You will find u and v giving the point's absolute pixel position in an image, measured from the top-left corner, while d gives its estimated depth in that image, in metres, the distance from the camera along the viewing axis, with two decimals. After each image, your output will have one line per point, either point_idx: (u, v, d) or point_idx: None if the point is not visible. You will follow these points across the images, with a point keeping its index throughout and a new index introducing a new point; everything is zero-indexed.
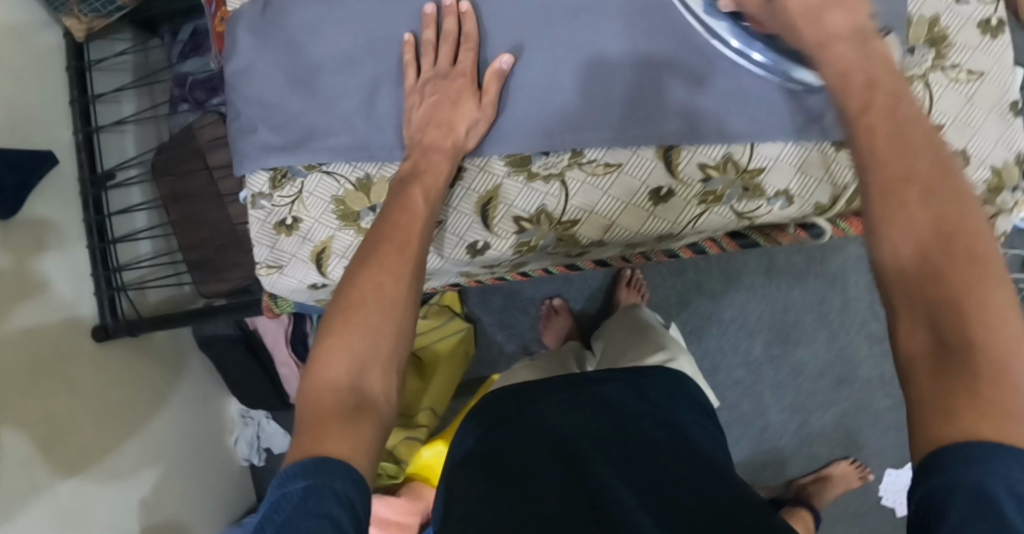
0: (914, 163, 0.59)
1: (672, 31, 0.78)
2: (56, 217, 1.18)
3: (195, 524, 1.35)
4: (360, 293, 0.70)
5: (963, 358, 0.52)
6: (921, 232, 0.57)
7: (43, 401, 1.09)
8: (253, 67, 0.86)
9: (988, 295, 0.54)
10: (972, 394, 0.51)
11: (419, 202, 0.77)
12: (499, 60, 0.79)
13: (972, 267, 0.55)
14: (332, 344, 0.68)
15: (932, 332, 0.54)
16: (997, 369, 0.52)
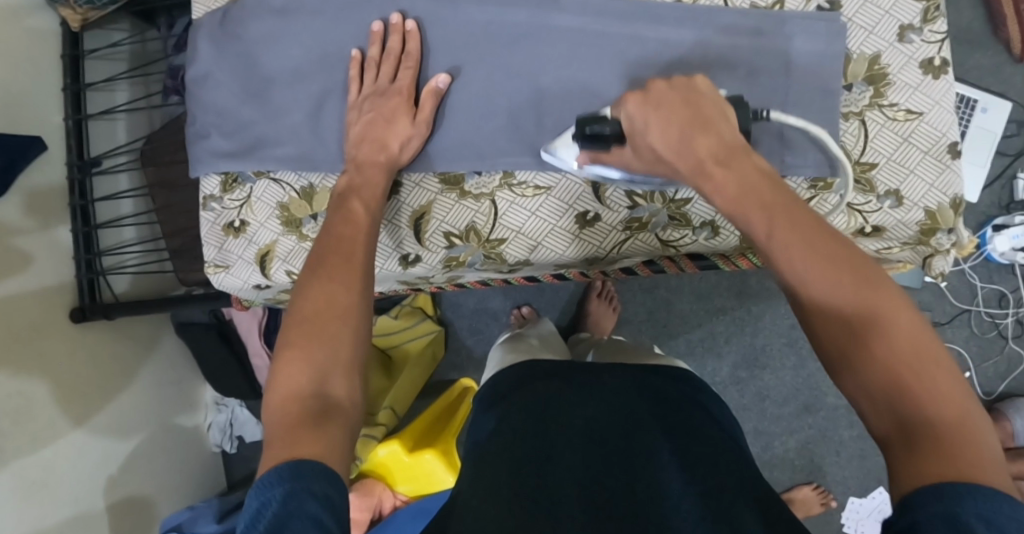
0: (836, 281, 0.63)
1: (602, 62, 0.85)
2: (42, 200, 1.24)
3: (161, 501, 1.40)
4: (313, 305, 0.72)
5: (919, 426, 0.58)
6: (852, 342, 0.62)
7: (17, 373, 1.15)
8: (211, 76, 0.92)
9: (935, 386, 0.59)
10: (944, 455, 0.56)
11: (361, 212, 0.81)
12: (437, 79, 0.85)
13: (914, 360, 0.60)
14: (292, 354, 0.69)
15: (889, 414, 0.60)
16: (958, 427, 0.58)
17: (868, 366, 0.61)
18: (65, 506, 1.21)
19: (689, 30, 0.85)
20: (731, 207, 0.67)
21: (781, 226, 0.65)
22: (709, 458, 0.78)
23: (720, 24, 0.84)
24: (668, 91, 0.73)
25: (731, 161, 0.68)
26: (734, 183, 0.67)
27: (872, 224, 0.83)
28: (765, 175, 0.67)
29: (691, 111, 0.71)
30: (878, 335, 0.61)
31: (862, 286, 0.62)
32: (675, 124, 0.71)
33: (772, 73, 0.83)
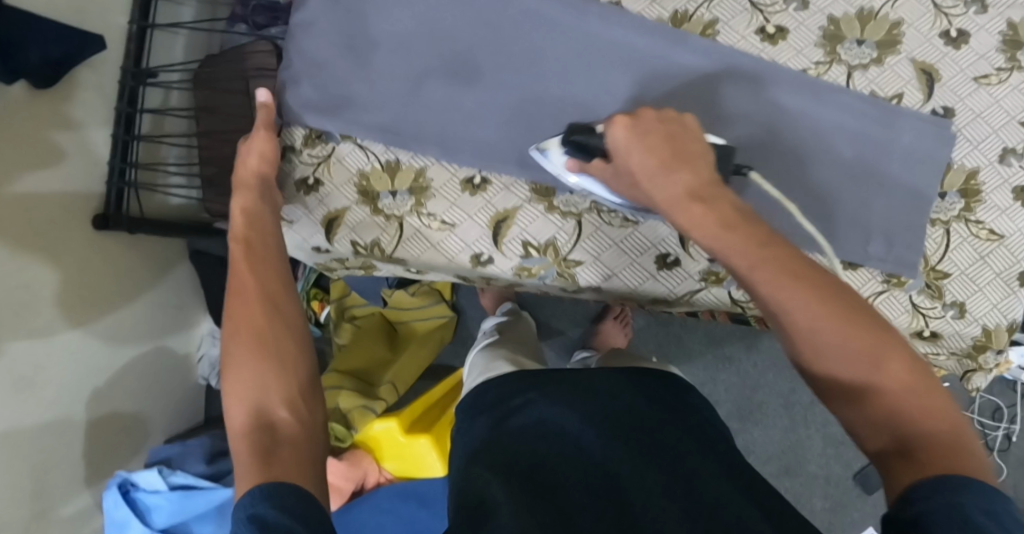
0: (822, 319, 0.64)
1: (716, 109, 0.83)
2: (89, 101, 1.20)
3: (136, 422, 1.39)
4: (242, 353, 0.71)
5: (913, 437, 0.61)
6: (840, 365, 0.64)
7: (27, 267, 1.12)
8: (315, 23, 0.87)
9: (922, 406, 0.62)
10: (933, 456, 0.60)
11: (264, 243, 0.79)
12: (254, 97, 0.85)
13: (905, 393, 0.62)
14: (231, 400, 0.69)
15: (884, 433, 0.63)
16: (942, 431, 0.61)
17: (866, 408, 0.64)
18: (45, 409, 1.19)
19: (807, 101, 0.83)
20: (710, 245, 0.68)
21: (767, 267, 0.65)
22: (679, 435, 0.81)
23: (832, 104, 0.83)
24: (655, 123, 0.74)
25: (709, 199, 0.69)
26: (716, 223, 0.68)
27: (930, 330, 0.83)
28: (739, 212, 0.69)
29: (674, 147, 0.72)
30: (874, 380, 0.63)
31: (850, 317, 0.64)
32: (657, 155, 0.72)
33: (870, 165, 0.83)
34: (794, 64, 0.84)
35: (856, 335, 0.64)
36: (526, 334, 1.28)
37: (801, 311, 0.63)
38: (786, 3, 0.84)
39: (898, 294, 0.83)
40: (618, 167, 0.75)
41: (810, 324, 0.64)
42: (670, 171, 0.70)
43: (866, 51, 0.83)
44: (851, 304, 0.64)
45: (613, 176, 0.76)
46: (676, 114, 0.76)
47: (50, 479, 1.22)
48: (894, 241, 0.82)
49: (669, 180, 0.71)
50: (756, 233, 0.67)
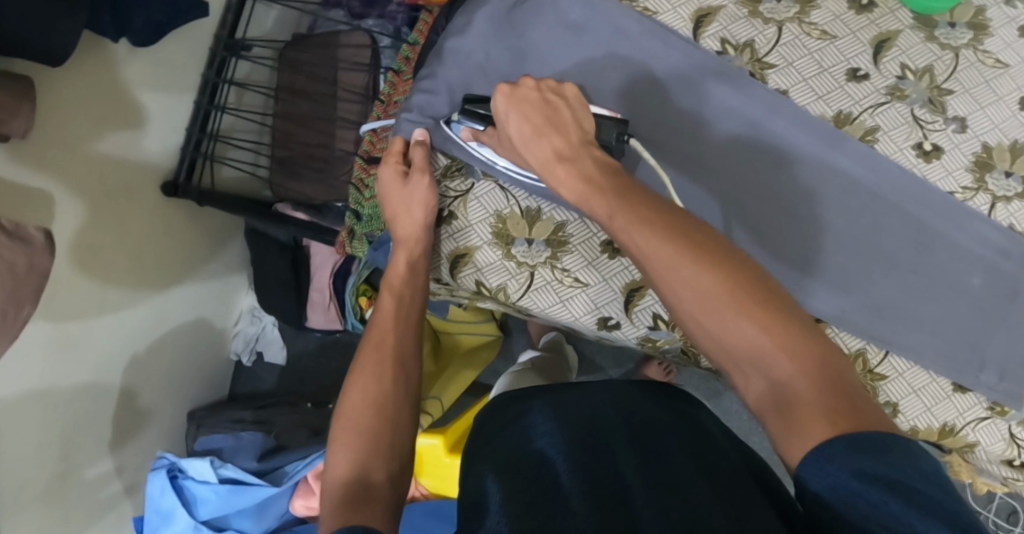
0: (701, 285, 0.63)
1: (858, 217, 0.85)
2: (179, 64, 1.16)
3: (165, 396, 1.34)
4: (357, 408, 0.73)
5: (790, 391, 0.60)
6: (727, 319, 0.62)
7: (90, 222, 1.07)
8: (474, 58, 0.89)
9: (787, 348, 0.61)
10: (819, 414, 0.58)
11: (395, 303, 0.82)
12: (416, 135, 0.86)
13: (769, 341, 0.61)
14: (336, 450, 0.69)
15: (768, 392, 0.61)
16: (827, 387, 0.59)
17: (735, 361, 0.63)
18: (85, 371, 1.14)
19: (947, 223, 0.85)
20: (578, 199, 0.71)
21: (630, 223, 0.66)
22: (680, 436, 0.75)
23: (971, 233, 0.85)
24: (533, 91, 0.77)
25: (573, 158, 0.73)
26: (574, 178, 0.72)
27: (1020, 459, 0.85)
28: (604, 169, 0.72)
29: (548, 114, 0.76)
30: (736, 334, 0.62)
31: (702, 254, 0.63)
32: (531, 121, 0.76)
33: (997, 298, 0.85)
34: (943, 185, 0.85)
35: (719, 276, 0.62)
36: (557, 376, 1.25)
37: (658, 253, 0.63)
38: (945, 123, 0.85)
39: (1000, 422, 0.85)
40: (498, 133, 0.78)
41: (666, 268, 0.64)
42: (537, 135, 0.74)
43: (1012, 184, 0.85)
44: (703, 243, 0.64)
45: (496, 142, 0.80)
46: (557, 85, 0.79)
47: (81, 443, 1.16)
48: (1008, 374, 0.85)
49: (537, 143, 0.75)
50: (619, 188, 0.69)
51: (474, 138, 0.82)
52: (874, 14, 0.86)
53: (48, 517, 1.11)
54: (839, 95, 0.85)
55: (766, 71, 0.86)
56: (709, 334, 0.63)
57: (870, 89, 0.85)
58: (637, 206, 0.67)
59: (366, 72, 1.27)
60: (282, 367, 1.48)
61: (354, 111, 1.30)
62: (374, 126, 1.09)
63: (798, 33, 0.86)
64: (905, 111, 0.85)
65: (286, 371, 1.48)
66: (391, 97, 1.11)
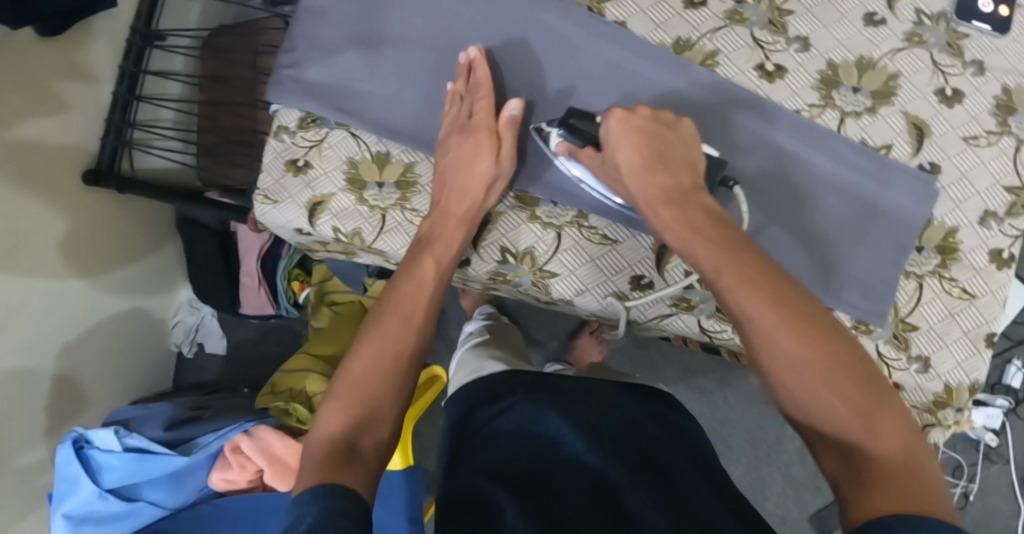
0: (812, 352, 0.64)
1: (721, 140, 0.82)
2: (96, 58, 1.22)
3: (106, 385, 1.37)
4: (364, 363, 0.75)
5: (864, 463, 0.62)
6: (819, 384, 0.64)
7: (13, 207, 1.12)
8: (328, 11, 0.89)
9: (871, 424, 0.63)
10: (887, 485, 0.60)
11: (429, 274, 0.81)
12: (509, 107, 0.82)
13: (856, 419, 0.63)
14: (333, 403, 0.72)
15: (841, 457, 0.64)
16: (904, 469, 0.61)
17: (817, 430, 0.65)
18: (16, 355, 1.16)
19: (803, 144, 0.83)
20: (679, 242, 0.72)
21: (735, 280, 0.67)
22: (693, 475, 0.78)
23: (827, 152, 0.83)
24: (647, 120, 0.77)
25: (681, 202, 0.73)
26: (682, 220, 0.72)
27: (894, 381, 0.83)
28: (710, 216, 0.72)
29: (659, 149, 0.76)
30: (819, 401, 0.64)
31: (806, 324, 0.65)
32: (642, 153, 0.75)
33: (856, 216, 0.83)
34: (789, 104, 0.84)
35: (817, 347, 0.65)
36: (515, 339, 1.18)
37: (761, 314, 0.65)
38: (787, 43, 0.85)
39: (865, 341, 0.83)
40: (604, 157, 0.77)
41: (763, 333, 0.66)
42: (651, 170, 0.75)
43: (861, 99, 0.84)
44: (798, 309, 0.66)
45: (597, 164, 0.78)
46: (672, 117, 0.78)
47: (7, 427, 1.17)
48: (872, 294, 0.82)
49: (649, 178, 0.75)
50: (727, 239, 0.70)
51: (566, 155, 0.81)
52: None
53: None
54: (677, 23, 0.86)
55: (602, 4, 0.87)
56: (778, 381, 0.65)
57: (708, 15, 0.85)
58: (745, 263, 0.68)
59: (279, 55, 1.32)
60: (223, 357, 1.53)
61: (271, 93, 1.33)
62: None
63: None
64: (745, 34, 0.85)
65: (228, 360, 1.53)
66: None
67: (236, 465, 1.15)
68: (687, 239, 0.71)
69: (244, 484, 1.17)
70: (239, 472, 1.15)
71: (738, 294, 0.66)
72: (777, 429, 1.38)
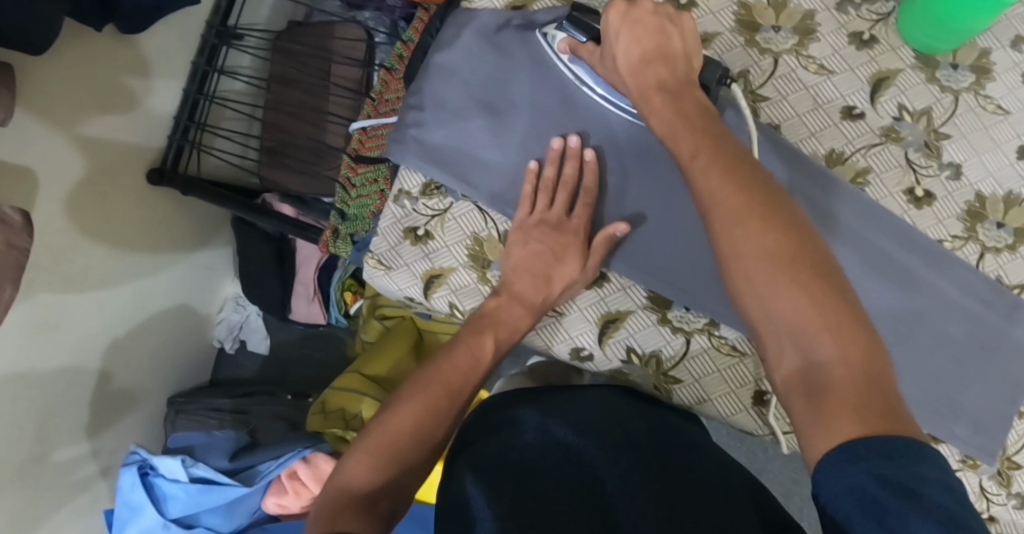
0: (762, 218, 0.60)
1: (860, 262, 0.81)
2: (170, 49, 1.14)
3: (145, 381, 1.31)
4: (397, 423, 0.73)
5: (823, 378, 0.55)
6: (763, 249, 0.59)
7: (71, 206, 1.04)
8: (457, 70, 0.86)
9: (834, 328, 0.56)
10: (857, 407, 0.53)
11: (490, 347, 0.80)
12: (614, 227, 0.80)
13: (820, 318, 0.56)
14: (359, 456, 0.71)
15: (799, 367, 0.57)
16: (877, 388, 0.54)
17: (777, 334, 0.58)
18: (64, 354, 1.10)
19: (936, 271, 0.82)
20: (666, 128, 0.69)
21: (709, 164, 0.64)
22: (716, 487, 0.71)
23: (958, 282, 0.82)
24: (649, 13, 0.74)
25: (675, 91, 0.72)
26: (671, 109, 0.70)
27: (989, 513, 0.83)
28: (701, 107, 0.70)
29: (660, 41, 0.73)
30: (783, 309, 0.57)
31: (773, 213, 0.60)
32: (641, 45, 0.73)
33: (979, 350, 0.82)
34: (933, 233, 0.82)
35: (775, 234, 0.59)
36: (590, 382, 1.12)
37: (724, 201, 0.61)
38: (939, 169, 0.83)
39: (970, 474, 0.83)
40: (605, 50, 0.76)
41: (729, 225, 0.61)
42: (647, 61, 0.73)
43: (1004, 235, 0.82)
44: (764, 211, 0.60)
45: (598, 57, 0.78)
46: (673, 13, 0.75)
47: (56, 421, 1.12)
48: (984, 430, 0.82)
49: (644, 69, 0.73)
50: (706, 131, 0.67)
51: (568, 52, 0.81)
52: (874, 50, 0.84)
53: (22, 499, 1.07)
54: (833, 134, 0.84)
55: (758, 103, 0.84)
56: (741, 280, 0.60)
57: (864, 129, 0.83)
58: (722, 154, 0.65)
59: (359, 68, 1.25)
60: (264, 357, 1.49)
61: (345, 106, 1.26)
62: (365, 123, 1.11)
63: (796, 66, 0.84)
64: (899, 154, 0.83)
65: (268, 360, 1.49)
66: (381, 94, 1.12)
67: (291, 491, 1.09)
68: (675, 125, 0.69)
69: (297, 510, 1.11)
70: (293, 499, 1.09)
71: (716, 175, 0.63)
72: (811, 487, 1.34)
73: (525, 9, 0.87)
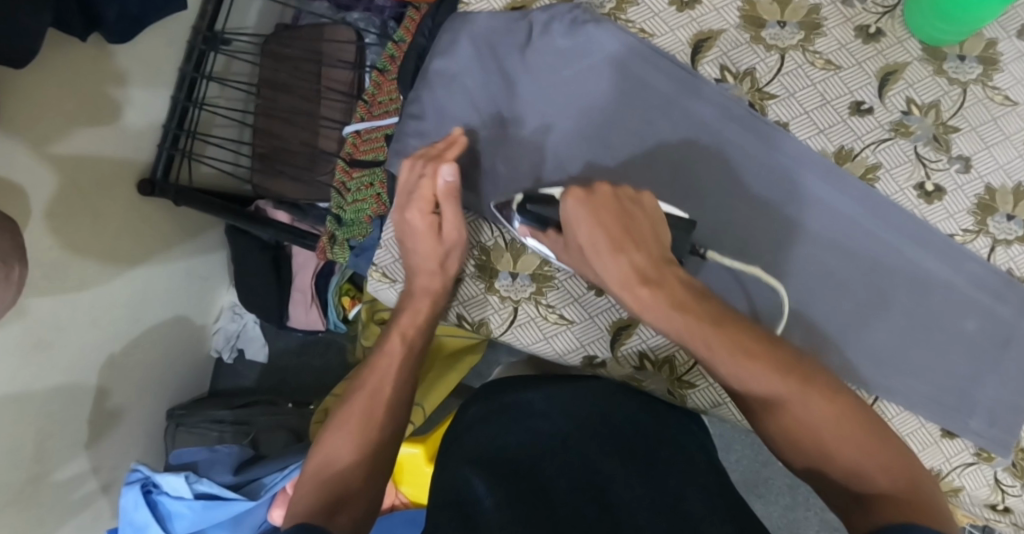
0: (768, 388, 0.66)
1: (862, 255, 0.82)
2: (157, 57, 1.11)
3: (143, 394, 1.29)
4: (330, 446, 0.77)
5: (870, 493, 0.63)
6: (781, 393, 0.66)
7: (61, 221, 1.01)
8: (459, 77, 0.87)
9: (869, 449, 0.65)
10: (903, 504, 0.62)
11: (395, 345, 0.83)
12: (441, 174, 0.81)
13: (857, 444, 0.65)
14: (303, 487, 0.75)
15: (846, 485, 0.65)
16: (915, 491, 0.63)
17: (819, 461, 0.66)
18: (61, 372, 1.08)
19: (943, 262, 0.81)
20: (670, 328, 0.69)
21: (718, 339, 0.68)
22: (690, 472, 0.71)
23: (971, 276, 0.81)
24: (608, 197, 0.73)
25: (657, 280, 0.70)
26: (664, 304, 0.69)
27: (1004, 503, 0.82)
28: (692, 290, 0.70)
29: (625, 225, 0.72)
30: (824, 438, 0.66)
31: (788, 367, 0.67)
32: (608, 234, 0.72)
33: (992, 345, 0.82)
34: (943, 227, 0.82)
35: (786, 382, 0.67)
36: None
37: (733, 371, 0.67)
38: (948, 162, 0.82)
39: (985, 467, 0.83)
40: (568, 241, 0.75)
41: (769, 404, 0.67)
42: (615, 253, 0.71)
43: (1014, 228, 0.82)
44: (747, 344, 0.67)
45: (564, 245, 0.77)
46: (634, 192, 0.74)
47: (55, 440, 1.10)
48: (999, 422, 0.82)
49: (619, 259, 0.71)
50: (677, 300, 0.69)
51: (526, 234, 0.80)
52: (881, 43, 0.83)
53: (24, 521, 1.05)
54: (841, 130, 0.83)
55: (765, 101, 0.84)
56: (730, 377, 0.68)
57: (874, 124, 0.82)
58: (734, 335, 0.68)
59: (350, 70, 1.22)
60: (262, 365, 1.48)
61: (338, 110, 1.24)
62: (358, 126, 1.10)
63: (802, 62, 0.83)
64: (909, 149, 0.82)
65: (267, 369, 1.48)
66: (375, 97, 1.10)
67: None
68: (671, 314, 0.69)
69: None
70: None
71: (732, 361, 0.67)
72: None
73: (525, 8, 0.88)
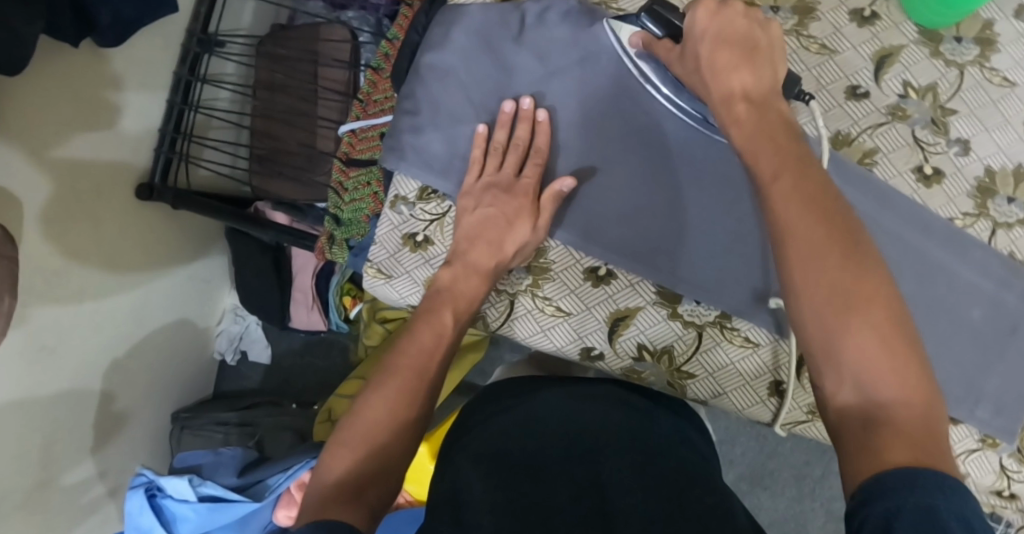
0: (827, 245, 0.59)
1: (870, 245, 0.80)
2: (153, 60, 1.12)
3: (148, 398, 1.29)
4: (370, 412, 0.72)
5: (881, 417, 0.55)
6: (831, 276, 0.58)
7: (60, 225, 1.01)
8: (452, 72, 0.87)
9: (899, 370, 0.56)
10: (920, 445, 0.53)
11: (450, 322, 0.80)
12: (562, 183, 0.82)
13: (885, 359, 0.56)
14: (338, 452, 0.70)
15: (859, 402, 0.56)
16: (929, 427, 0.54)
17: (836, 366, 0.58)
18: (65, 377, 1.08)
19: (946, 252, 0.80)
20: (750, 145, 0.67)
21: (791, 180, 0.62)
22: (691, 468, 0.72)
23: (975, 264, 0.80)
24: (738, 14, 0.70)
25: (761, 104, 0.68)
26: (755, 123, 0.67)
27: (1010, 490, 0.81)
28: (789, 125, 0.67)
29: (746, 45, 0.70)
30: (847, 342, 0.57)
31: (851, 244, 0.59)
32: (727, 51, 0.70)
33: (995, 331, 0.81)
34: (943, 212, 0.81)
35: (839, 251, 0.59)
36: None
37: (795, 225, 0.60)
38: (947, 146, 0.81)
39: (990, 454, 0.82)
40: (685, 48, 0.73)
41: (806, 258, 0.59)
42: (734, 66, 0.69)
43: (1014, 211, 0.81)
44: (820, 203, 0.60)
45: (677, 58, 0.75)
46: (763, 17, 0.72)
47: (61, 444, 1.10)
48: (1004, 408, 0.80)
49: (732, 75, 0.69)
50: (798, 155, 0.64)
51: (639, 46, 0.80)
52: (876, 26, 0.82)
53: (30, 527, 1.05)
54: (838, 115, 0.82)
55: None
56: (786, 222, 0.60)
57: (870, 108, 0.82)
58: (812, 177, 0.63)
59: (345, 69, 1.22)
60: (266, 366, 1.48)
61: (335, 110, 1.24)
62: (354, 125, 1.09)
63: (797, 47, 0.83)
64: (906, 132, 0.81)
65: (270, 369, 1.48)
66: (370, 96, 1.09)
67: None
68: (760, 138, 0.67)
69: None
70: None
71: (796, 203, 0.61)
72: (822, 467, 1.31)
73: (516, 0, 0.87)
